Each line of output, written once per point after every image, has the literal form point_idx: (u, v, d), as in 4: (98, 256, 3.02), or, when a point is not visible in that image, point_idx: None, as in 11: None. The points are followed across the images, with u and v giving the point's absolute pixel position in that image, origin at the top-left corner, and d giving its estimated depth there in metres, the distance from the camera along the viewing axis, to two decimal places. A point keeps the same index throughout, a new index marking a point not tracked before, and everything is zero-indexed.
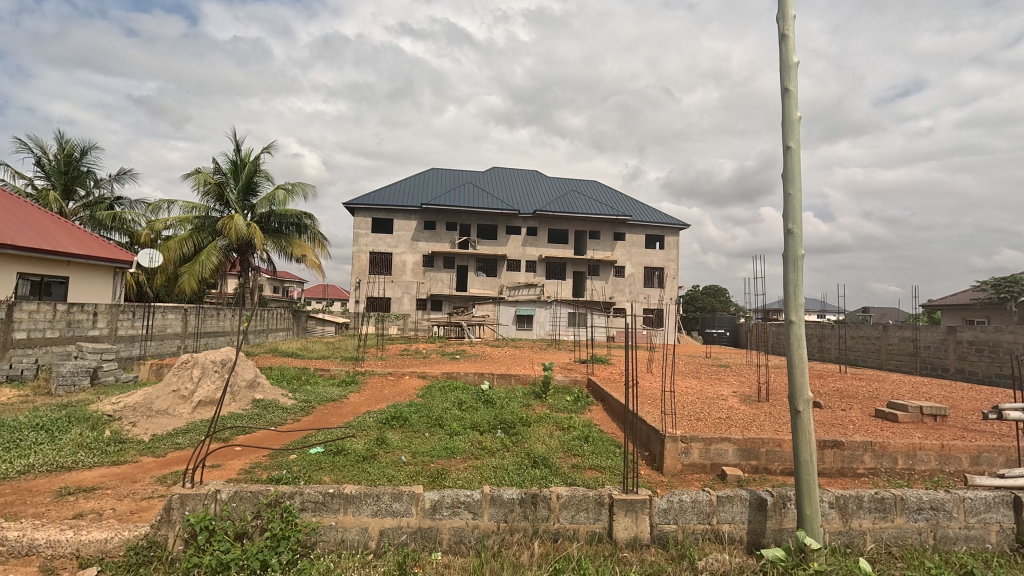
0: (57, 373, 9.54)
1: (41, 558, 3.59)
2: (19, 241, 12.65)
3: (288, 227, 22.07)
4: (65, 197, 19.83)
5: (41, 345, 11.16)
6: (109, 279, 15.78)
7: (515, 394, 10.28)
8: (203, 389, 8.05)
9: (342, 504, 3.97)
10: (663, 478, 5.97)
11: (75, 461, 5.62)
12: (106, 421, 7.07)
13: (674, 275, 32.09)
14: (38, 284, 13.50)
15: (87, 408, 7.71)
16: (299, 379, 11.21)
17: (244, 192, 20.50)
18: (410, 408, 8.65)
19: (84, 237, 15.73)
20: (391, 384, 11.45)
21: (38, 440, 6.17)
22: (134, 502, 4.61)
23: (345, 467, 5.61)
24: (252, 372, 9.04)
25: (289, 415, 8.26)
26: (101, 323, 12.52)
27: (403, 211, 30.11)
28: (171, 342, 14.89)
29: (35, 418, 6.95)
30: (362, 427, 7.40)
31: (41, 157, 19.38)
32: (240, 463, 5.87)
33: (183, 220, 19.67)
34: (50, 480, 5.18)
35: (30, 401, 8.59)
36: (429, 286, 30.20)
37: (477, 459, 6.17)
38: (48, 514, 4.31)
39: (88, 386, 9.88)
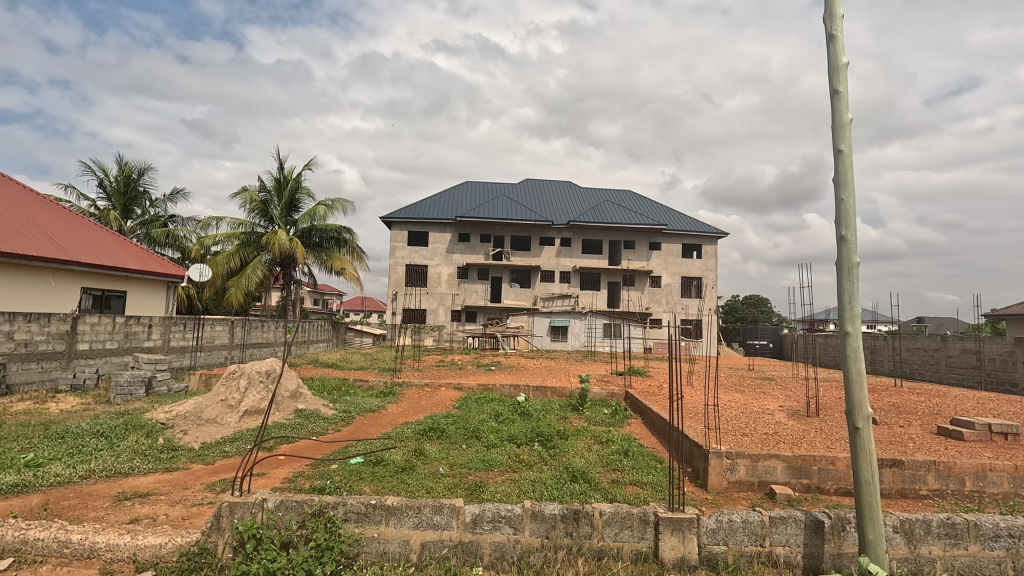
0: (116, 383, 10.06)
1: (102, 561, 3.73)
2: (83, 258, 13.54)
3: (328, 241, 22.71)
4: (125, 216, 21.10)
5: (101, 355, 11.80)
6: (163, 293, 16.63)
7: (551, 407, 10.15)
8: (249, 399, 8.32)
9: (384, 516, 3.98)
10: (708, 495, 5.75)
11: (132, 467, 5.89)
12: (160, 428, 7.40)
13: (713, 285, 31.34)
14: (99, 297, 14.40)
15: (142, 417, 8.08)
16: (339, 390, 11.44)
17: (287, 209, 21.27)
18: (448, 419, 8.67)
19: (141, 253, 16.59)
20: (429, 396, 11.53)
21: (99, 446, 6.51)
22: (185, 508, 4.77)
23: (385, 477, 5.66)
24: (295, 383, 9.27)
25: (330, 425, 8.43)
26: (155, 334, 13.17)
27: (439, 223, 30.57)
28: (219, 352, 15.53)
29: (95, 425, 7.32)
30: (401, 438, 7.47)
31: (103, 179, 20.71)
32: (285, 471, 6.02)
33: (231, 236, 20.53)
34: (109, 485, 5.43)
35: (91, 409, 9.07)
36: (464, 298, 30.42)
37: (515, 472, 6.11)
38: (108, 518, 4.51)
39: (143, 396, 10.36)
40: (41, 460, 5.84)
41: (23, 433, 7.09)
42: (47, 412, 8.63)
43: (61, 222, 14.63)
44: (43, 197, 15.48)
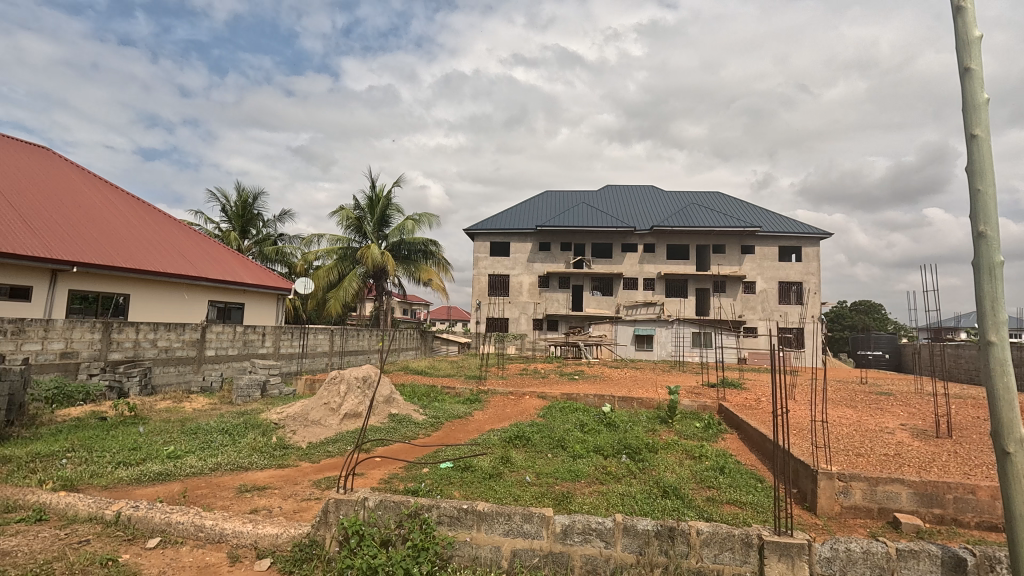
0: (237, 385, 11.23)
1: (228, 546, 4.14)
2: (209, 274, 15.29)
3: (416, 253, 23.83)
4: (242, 236, 23.61)
5: (225, 361, 13.25)
6: (273, 305, 18.32)
7: (638, 418, 9.84)
8: (349, 403, 8.92)
9: (475, 521, 4.07)
10: (818, 520, 5.25)
11: (251, 462, 6.52)
12: (273, 427, 8.14)
13: (815, 290, 28.84)
14: (222, 309, 16.20)
15: (258, 416, 8.95)
16: (429, 396, 11.91)
17: (379, 224, 22.64)
18: (533, 427, 8.70)
19: (255, 268, 18.44)
20: (513, 404, 11.65)
21: (224, 441, 7.29)
22: (296, 502, 5.19)
23: (474, 483, 5.78)
24: (388, 388, 9.78)
25: (420, 429, 8.79)
26: (268, 342, 14.54)
27: (519, 233, 31.00)
28: (321, 359, 16.81)
29: (221, 423, 8.21)
30: (487, 445, 7.61)
31: (225, 204, 23.37)
32: (381, 472, 6.37)
33: (330, 251, 22.23)
34: (233, 477, 6.04)
35: (217, 409, 10.20)
36: (546, 306, 30.48)
37: (603, 484, 5.98)
38: (233, 507, 5.02)
39: (259, 397, 11.47)
40: (179, 452, 6.66)
41: (165, 428, 8.12)
42: (183, 410, 9.83)
43: (191, 243, 16.65)
44: (178, 222, 17.74)
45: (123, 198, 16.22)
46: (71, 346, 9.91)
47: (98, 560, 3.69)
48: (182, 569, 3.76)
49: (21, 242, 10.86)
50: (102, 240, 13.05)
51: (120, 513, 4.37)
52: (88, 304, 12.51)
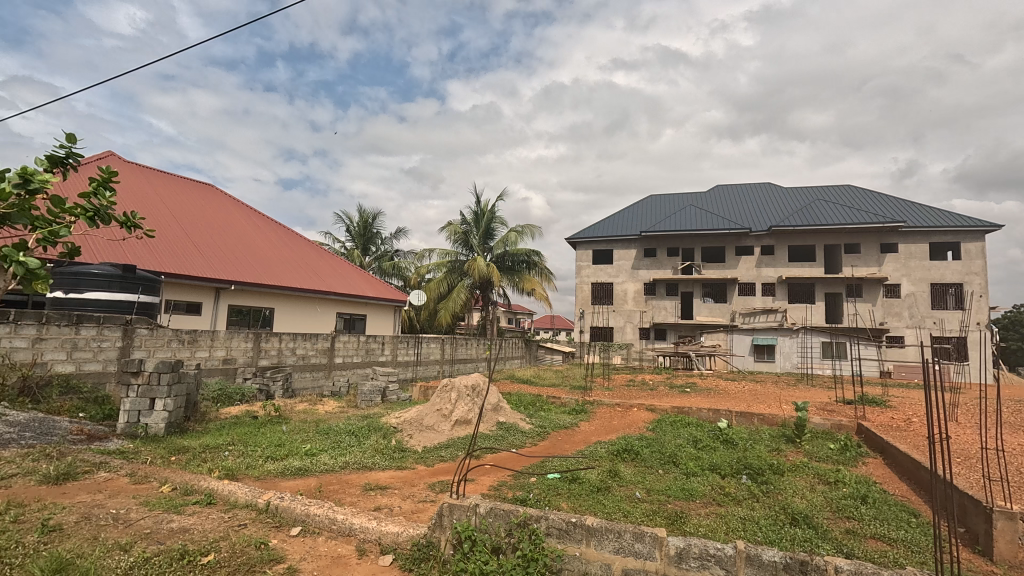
0: (361, 390, 12.27)
1: (357, 539, 4.52)
2: (336, 289, 16.96)
3: (520, 264, 24.34)
4: (364, 253, 25.92)
5: (351, 367, 14.56)
6: (391, 316, 19.78)
7: (760, 436, 9.06)
8: (459, 410, 9.32)
9: (585, 535, 4.02)
10: (994, 568, 4.41)
11: (374, 462, 7.07)
12: (393, 431, 8.77)
13: (981, 292, 24.54)
14: (347, 320, 17.84)
15: (380, 420, 9.68)
16: (535, 405, 12.02)
17: (484, 237, 23.51)
18: (641, 441, 8.40)
19: (375, 282, 20.09)
20: (620, 416, 11.35)
21: (351, 442, 8.00)
22: (414, 503, 5.53)
23: (582, 496, 5.72)
24: (496, 397, 10.07)
25: (527, 438, 8.91)
26: (387, 350, 15.72)
27: (623, 240, 30.31)
28: (433, 367, 17.78)
29: (349, 425, 9.02)
30: (595, 457, 7.49)
31: (349, 225, 25.83)
32: (490, 479, 6.56)
33: (440, 264, 23.49)
34: (359, 475, 6.60)
35: (345, 411, 11.22)
36: (652, 314, 29.34)
37: (721, 506, 5.58)
38: (360, 503, 5.49)
39: (380, 402, 12.41)
40: (315, 450, 7.44)
41: (304, 428, 9.13)
42: (317, 412, 10.96)
43: (322, 261, 18.61)
44: (311, 243, 19.95)
45: (268, 225, 18.64)
46: (231, 354, 11.53)
47: (253, 542, 4.22)
48: (318, 558, 4.17)
49: (193, 266, 12.92)
50: (252, 262, 15.08)
51: (270, 502, 4.99)
52: (244, 316, 14.32)
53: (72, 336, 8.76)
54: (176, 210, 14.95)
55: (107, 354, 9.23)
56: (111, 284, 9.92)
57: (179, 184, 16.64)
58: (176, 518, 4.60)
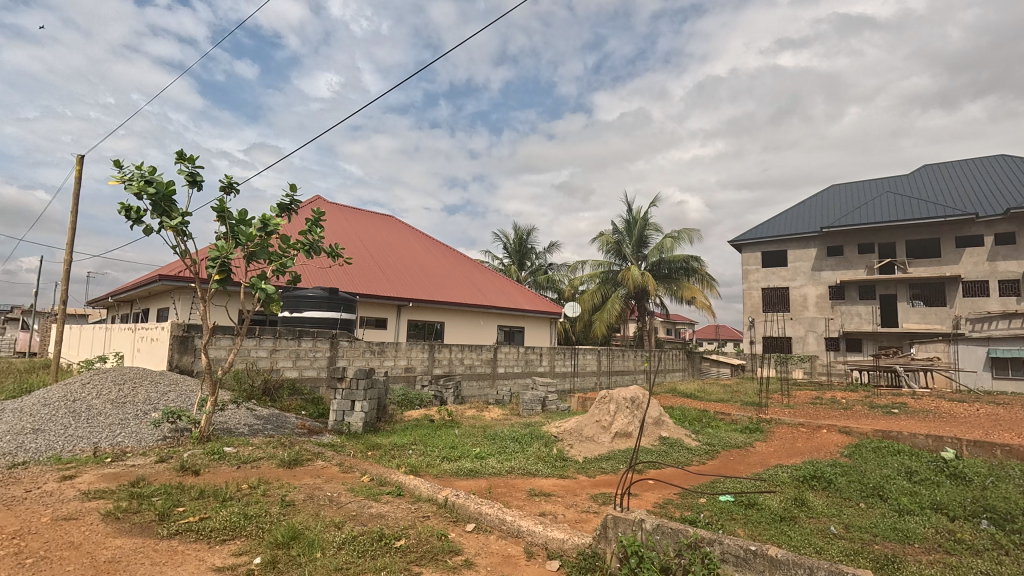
0: (523, 399, 12.81)
1: (525, 542, 4.72)
2: (497, 303, 18.05)
3: (677, 271, 23.14)
4: (520, 268, 27.26)
5: (512, 377, 15.33)
6: (547, 327, 20.32)
7: (1005, 472, 7.19)
8: (619, 422, 9.15)
9: (766, 567, 3.64)
10: None
11: (537, 469, 7.31)
12: (554, 440, 8.98)
13: None
14: (507, 331, 18.85)
15: (541, 429, 9.99)
16: (700, 421, 11.25)
17: (638, 246, 22.91)
18: (834, 468, 7.29)
19: (531, 295, 20.89)
20: (805, 437, 10.00)
21: (516, 448, 8.40)
22: (577, 512, 5.59)
23: (761, 523, 5.17)
24: (658, 410, 9.67)
25: (694, 456, 8.34)
26: (545, 361, 16.19)
27: (798, 239, 26.90)
28: (590, 378, 17.80)
29: (513, 432, 9.49)
30: (775, 482, 6.72)
31: (506, 242, 27.42)
32: (655, 495, 6.31)
33: (593, 275, 23.44)
34: (524, 480, 6.88)
35: (509, 419, 11.81)
36: (841, 322, 25.38)
37: (950, 555, 4.55)
38: (526, 507, 5.73)
39: (540, 411, 12.79)
40: (483, 454, 7.97)
41: (473, 432, 9.87)
42: (484, 418, 11.74)
43: (483, 278, 20.02)
44: (473, 261, 21.61)
45: (437, 248, 20.71)
46: (411, 363, 12.98)
47: (435, 533, 4.67)
48: (490, 554, 4.45)
49: (380, 286, 14.94)
50: (425, 281, 16.88)
51: (447, 498, 5.49)
52: (420, 329, 16.03)
53: (296, 346, 10.77)
54: (366, 240, 17.50)
55: (320, 362, 11.14)
56: (321, 304, 11.98)
57: (368, 218, 19.48)
58: (374, 505, 5.33)
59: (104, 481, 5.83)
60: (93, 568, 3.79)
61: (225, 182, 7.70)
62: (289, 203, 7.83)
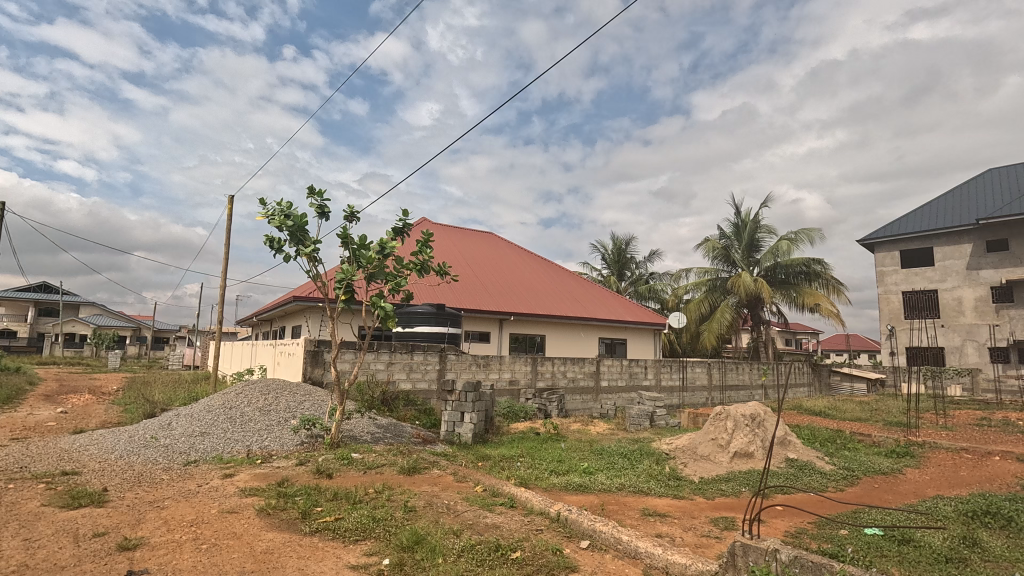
0: (629, 414, 12.43)
1: (643, 564, 4.54)
2: (597, 315, 17.81)
3: (796, 276, 21.19)
4: (620, 279, 26.80)
5: (616, 391, 14.97)
6: (651, 339, 19.59)
7: None
8: (738, 441, 8.51)
9: None
10: None
11: (649, 488, 7.02)
12: (666, 457, 8.58)
13: None
14: (609, 344, 18.50)
15: (651, 445, 9.61)
16: (833, 442, 10.11)
17: (748, 250, 21.39)
18: (1014, 503, 6.13)
19: (634, 307, 20.32)
20: (970, 465, 8.54)
21: (625, 465, 8.15)
22: (696, 536, 5.26)
23: (921, 564, 4.48)
24: (782, 429, 8.85)
25: (829, 481, 7.48)
26: (650, 374, 15.62)
27: (947, 234, 23.36)
28: (701, 393, 16.83)
29: (621, 448, 9.23)
30: (936, 517, 5.80)
31: (605, 253, 27.16)
32: (786, 523, 5.75)
33: (699, 284, 22.19)
34: (636, 499, 6.64)
35: (616, 434, 11.51)
36: (1011, 329, 21.49)
37: None
38: (641, 528, 5.51)
39: (649, 427, 12.31)
40: (592, 469, 7.84)
41: (579, 446, 9.76)
42: (590, 432, 11.57)
43: (583, 290, 19.90)
44: (572, 273, 21.57)
45: (536, 261, 21.01)
46: (515, 376, 13.20)
47: (550, 548, 4.67)
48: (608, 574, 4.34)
49: (483, 301, 15.46)
50: (526, 295, 17.17)
51: (560, 513, 5.47)
52: (521, 342, 16.27)
53: (409, 359, 11.47)
54: (468, 257, 18.27)
55: (431, 374, 11.73)
56: (430, 319, 12.68)
57: (471, 236, 20.35)
58: (489, 515, 5.47)
59: (257, 480, 6.63)
60: (251, 557, 4.31)
61: (348, 212, 8.52)
62: (402, 227, 8.44)
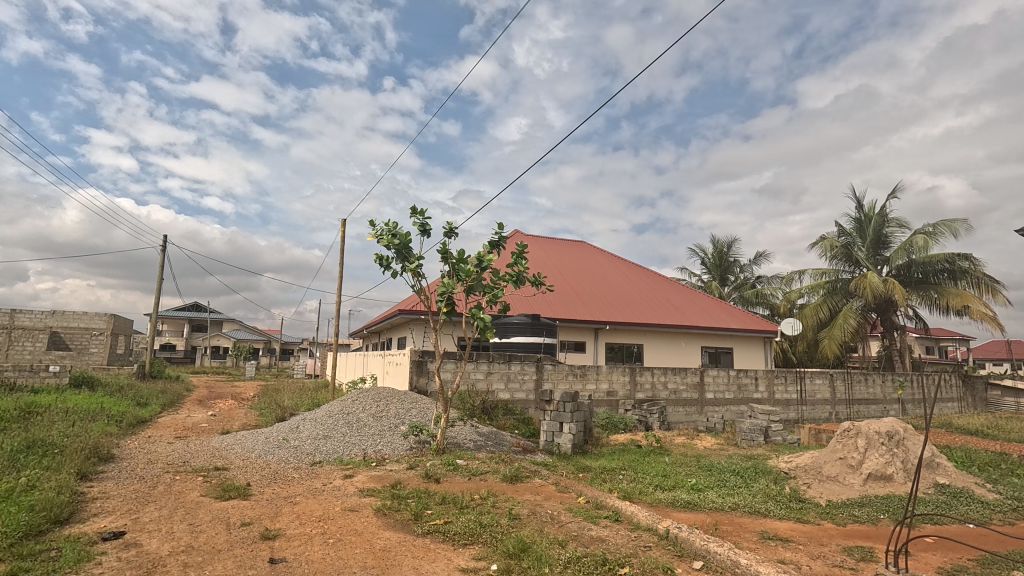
0: (740, 429, 11.59)
1: None
2: (699, 323, 16.94)
3: (937, 274, 18.56)
4: (722, 284, 25.48)
5: (724, 404, 14.07)
6: (762, 348, 18.17)
7: None
8: (872, 461, 7.58)
9: None
10: None
11: (767, 509, 6.48)
12: (785, 477, 7.87)
13: None
14: (713, 353, 17.50)
15: (767, 463, 8.88)
16: (996, 467, 8.64)
17: (874, 248, 19.17)
18: None
19: (740, 313, 19.02)
20: None
21: (738, 483, 7.61)
22: (826, 565, 4.75)
23: None
24: (928, 450, 7.74)
25: (993, 513, 6.38)
26: (762, 386, 14.49)
27: None
28: (822, 407, 15.29)
29: (733, 464, 8.64)
30: None
31: (705, 257, 25.96)
32: (939, 559, 5.00)
33: (815, 287, 20.17)
34: (753, 521, 6.15)
35: (726, 450, 10.77)
36: None
37: None
38: (760, 552, 5.10)
39: (763, 443, 11.38)
40: (700, 485, 7.43)
41: (685, 461, 9.30)
42: (696, 447, 10.97)
43: (683, 297, 19.04)
44: (670, 280, 20.74)
45: (631, 269, 20.52)
46: (613, 386, 12.92)
47: (660, 566, 4.48)
48: None
49: (578, 311, 15.38)
50: (622, 303, 16.81)
51: (669, 530, 5.24)
52: (618, 352, 15.91)
53: (507, 369, 11.70)
54: (562, 267, 18.31)
55: (528, 384, 11.86)
56: (526, 329, 12.85)
57: (564, 246, 20.40)
58: (594, 528, 5.38)
59: (373, 481, 7.12)
60: (372, 554, 4.63)
61: (447, 228, 8.96)
62: (497, 240, 8.69)
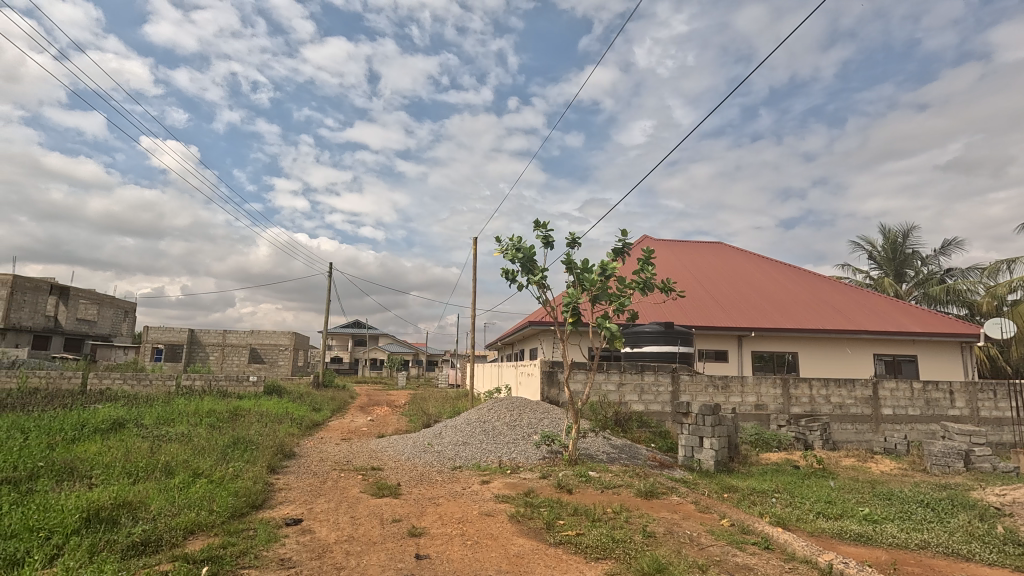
0: (930, 451, 9.69)
1: None
2: (868, 327, 14.67)
3: None
4: (899, 280, 21.86)
5: (907, 422, 11.93)
6: (958, 355, 15.08)
7: None
8: None
9: None
10: None
11: (971, 551, 5.32)
12: (995, 514, 6.40)
13: None
14: (890, 362, 15.00)
15: (969, 495, 7.31)
16: None
17: None
18: None
19: (925, 314, 16.03)
20: None
21: (928, 517, 6.38)
22: None
23: None
24: None
25: None
26: (960, 402, 12.01)
27: None
28: None
29: (919, 494, 7.29)
30: None
31: (874, 251, 22.53)
32: None
33: None
34: (950, 564, 5.10)
35: (911, 476, 9.09)
36: None
37: None
38: None
39: (963, 470, 9.39)
40: (876, 516, 6.37)
41: (856, 487, 8.05)
42: (870, 471, 9.43)
43: (846, 298, 16.67)
44: (827, 278, 18.36)
45: (778, 268, 18.55)
46: (762, 399, 11.73)
47: None
48: None
49: (716, 317, 14.34)
50: (769, 307, 15.27)
51: (833, 564, 4.58)
52: (767, 361, 14.45)
53: (640, 380, 11.31)
54: (696, 271, 17.25)
55: (664, 396, 11.31)
56: (659, 338, 12.31)
57: (697, 249, 19.19)
58: (739, 554, 4.92)
59: (508, 488, 7.37)
60: (506, 558, 4.78)
61: (570, 239, 9.01)
62: (622, 247, 8.49)
